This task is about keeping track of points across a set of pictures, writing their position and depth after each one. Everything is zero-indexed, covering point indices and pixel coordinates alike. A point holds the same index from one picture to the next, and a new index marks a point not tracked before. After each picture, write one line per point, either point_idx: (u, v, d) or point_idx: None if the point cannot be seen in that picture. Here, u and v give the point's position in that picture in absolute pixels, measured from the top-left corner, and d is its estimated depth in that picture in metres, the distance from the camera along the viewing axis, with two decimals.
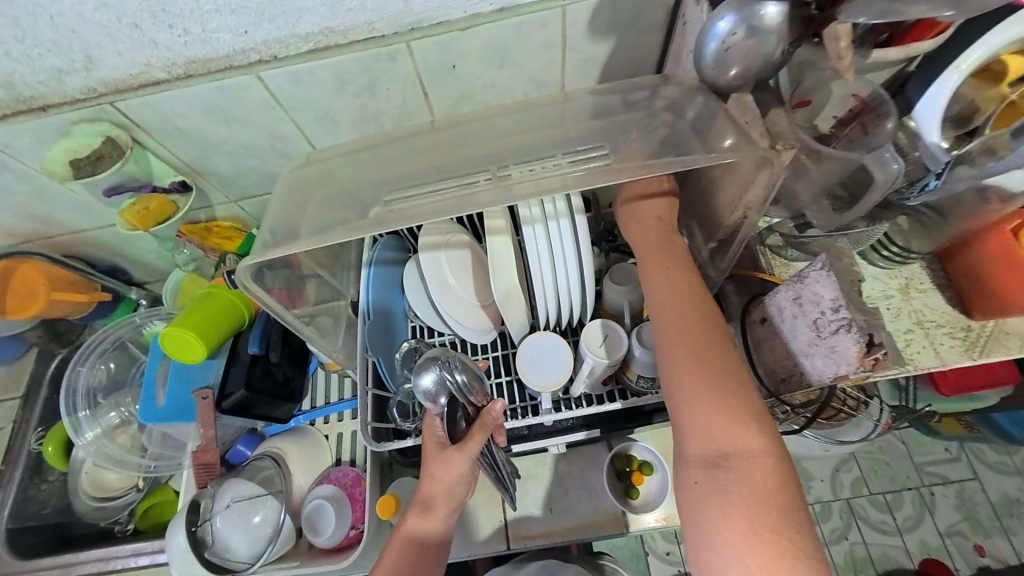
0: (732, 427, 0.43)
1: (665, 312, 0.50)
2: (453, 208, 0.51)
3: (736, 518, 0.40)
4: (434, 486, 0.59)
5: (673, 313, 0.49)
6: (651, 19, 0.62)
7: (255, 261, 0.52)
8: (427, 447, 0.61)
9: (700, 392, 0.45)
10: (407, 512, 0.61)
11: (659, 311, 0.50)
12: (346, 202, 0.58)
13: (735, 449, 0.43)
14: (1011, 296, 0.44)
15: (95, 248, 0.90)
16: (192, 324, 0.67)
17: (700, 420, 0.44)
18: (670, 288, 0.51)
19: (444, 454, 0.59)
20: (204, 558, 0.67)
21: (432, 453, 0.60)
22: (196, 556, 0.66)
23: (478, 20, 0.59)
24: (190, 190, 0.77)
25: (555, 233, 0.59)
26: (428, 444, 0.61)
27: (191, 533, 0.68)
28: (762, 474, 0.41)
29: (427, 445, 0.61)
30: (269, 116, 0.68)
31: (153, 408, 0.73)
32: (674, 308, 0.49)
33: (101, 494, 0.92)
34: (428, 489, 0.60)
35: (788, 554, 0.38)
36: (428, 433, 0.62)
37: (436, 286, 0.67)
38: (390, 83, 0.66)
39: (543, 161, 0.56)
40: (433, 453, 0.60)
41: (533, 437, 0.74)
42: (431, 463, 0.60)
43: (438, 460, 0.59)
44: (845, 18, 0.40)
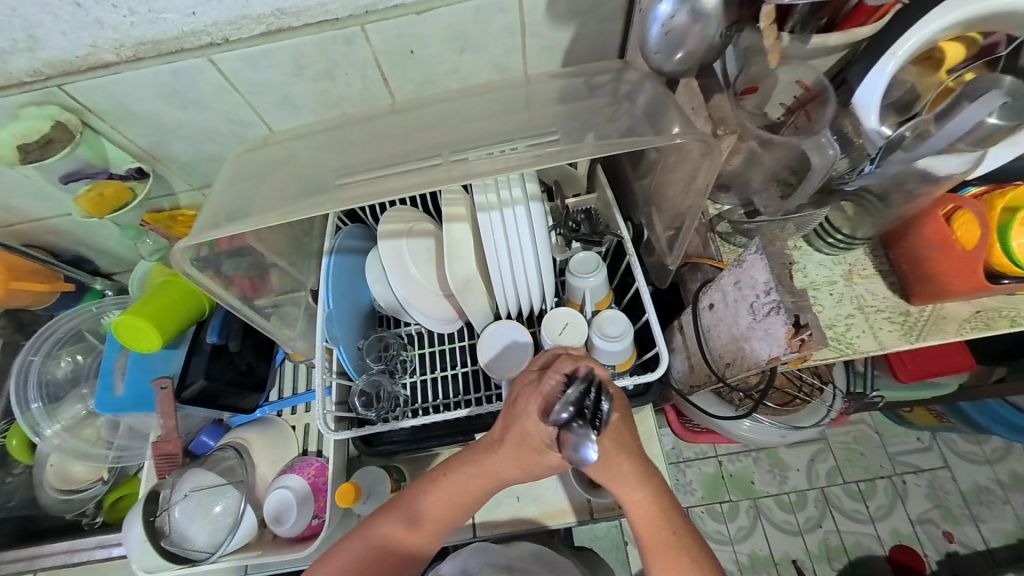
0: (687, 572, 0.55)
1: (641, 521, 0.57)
2: (400, 190, 0.50)
3: None
4: (443, 491, 0.59)
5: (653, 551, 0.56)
6: (611, 5, 0.62)
7: (192, 244, 0.50)
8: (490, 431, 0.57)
9: (661, 545, 0.56)
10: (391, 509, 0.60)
11: (620, 489, 0.57)
12: (299, 184, 0.57)
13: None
14: (946, 282, 0.45)
15: (57, 237, 0.88)
16: (147, 313, 0.66)
17: None
18: (620, 468, 0.56)
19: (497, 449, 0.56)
20: (162, 548, 0.67)
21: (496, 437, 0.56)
22: (154, 546, 0.66)
23: (434, 3, 0.58)
24: (147, 177, 0.76)
25: (510, 220, 0.59)
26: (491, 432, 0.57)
27: (149, 524, 0.68)
28: None
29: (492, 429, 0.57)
30: (226, 101, 0.67)
31: (111, 398, 0.72)
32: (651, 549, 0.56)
33: (67, 486, 0.92)
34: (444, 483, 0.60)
35: None
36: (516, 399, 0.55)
37: (397, 274, 0.66)
38: (349, 68, 0.65)
39: (499, 146, 0.56)
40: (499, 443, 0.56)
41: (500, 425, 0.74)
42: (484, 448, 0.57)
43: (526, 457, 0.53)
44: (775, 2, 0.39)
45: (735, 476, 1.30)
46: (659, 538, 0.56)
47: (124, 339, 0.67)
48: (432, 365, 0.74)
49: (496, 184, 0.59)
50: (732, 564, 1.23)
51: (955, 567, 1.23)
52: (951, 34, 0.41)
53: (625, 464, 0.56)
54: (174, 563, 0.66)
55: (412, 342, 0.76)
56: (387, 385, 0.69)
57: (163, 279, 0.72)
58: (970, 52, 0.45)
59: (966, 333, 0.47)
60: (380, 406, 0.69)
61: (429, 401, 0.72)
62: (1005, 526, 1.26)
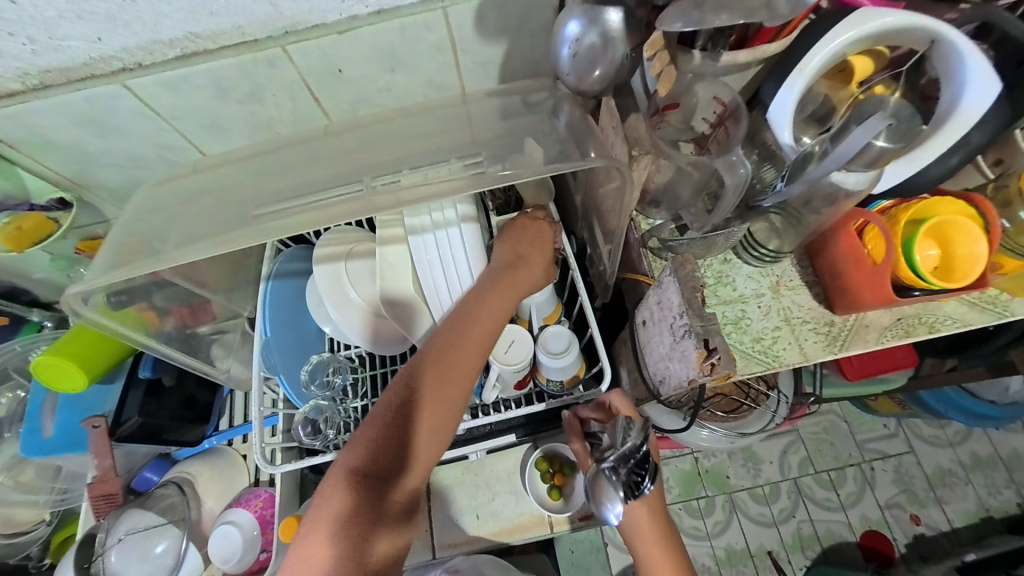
0: None
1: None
2: (313, 223, 0.48)
3: None
4: (438, 428, 0.56)
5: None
6: (540, 21, 0.61)
7: (87, 289, 0.47)
8: (478, 337, 0.56)
9: None
10: (395, 482, 0.54)
11: (638, 543, 0.60)
12: (222, 214, 0.55)
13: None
14: (859, 296, 0.45)
15: None
16: (68, 352, 0.63)
17: None
18: (646, 520, 0.60)
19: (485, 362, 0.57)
20: None
21: (487, 343, 0.57)
22: None
23: (357, 23, 0.56)
24: (71, 207, 0.73)
25: (444, 241, 0.58)
26: (479, 340, 0.56)
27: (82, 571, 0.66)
28: None
29: (487, 325, 0.57)
30: (149, 126, 0.64)
31: (39, 440, 0.68)
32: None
33: (5, 531, 0.84)
34: (432, 436, 0.56)
35: None
36: (505, 272, 0.58)
37: (333, 298, 0.64)
38: (276, 90, 0.63)
39: (433, 167, 0.55)
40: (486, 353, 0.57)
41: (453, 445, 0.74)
42: (469, 365, 0.56)
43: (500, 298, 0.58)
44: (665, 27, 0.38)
45: (710, 471, 1.32)
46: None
47: (48, 379, 0.64)
48: (381, 388, 0.72)
49: (425, 207, 0.58)
50: (710, 559, 1.25)
51: (922, 549, 1.27)
52: (859, 48, 0.41)
53: (646, 524, 0.60)
54: None
55: (362, 364, 0.73)
56: (333, 413, 0.67)
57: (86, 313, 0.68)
58: (880, 64, 0.45)
59: (885, 341, 0.48)
60: (327, 433, 0.67)
61: None
62: (968, 506, 1.30)
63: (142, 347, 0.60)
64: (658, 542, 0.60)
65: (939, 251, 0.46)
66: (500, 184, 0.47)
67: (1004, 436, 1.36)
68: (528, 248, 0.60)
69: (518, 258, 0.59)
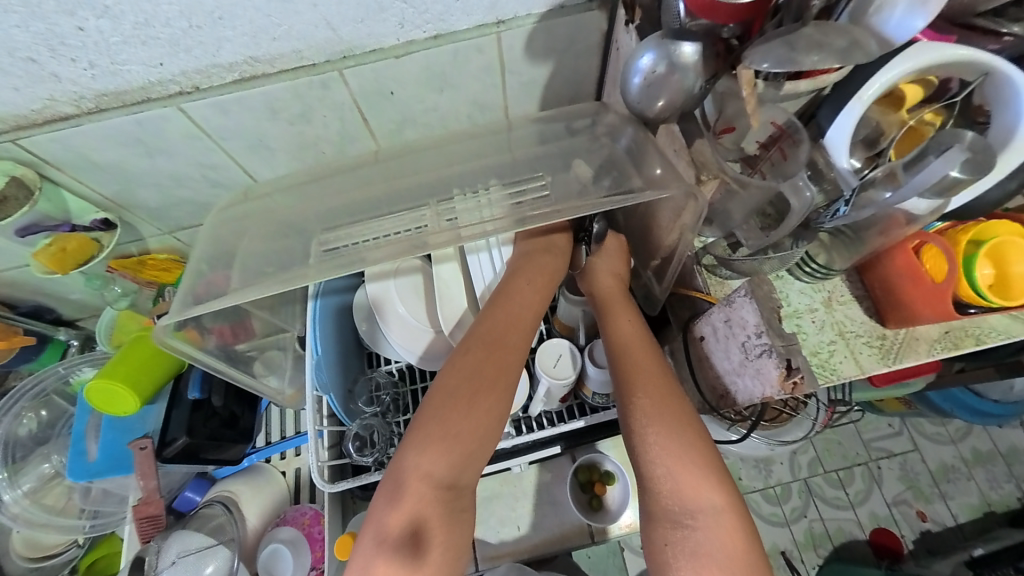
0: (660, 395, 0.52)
1: (628, 353, 0.55)
2: (374, 258, 0.50)
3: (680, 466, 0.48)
4: (444, 450, 0.52)
5: (640, 382, 0.53)
6: (587, 43, 0.63)
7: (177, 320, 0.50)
8: (489, 354, 0.55)
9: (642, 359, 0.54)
10: (393, 502, 0.51)
11: (605, 304, 0.60)
12: (285, 242, 0.56)
13: (699, 506, 0.47)
14: (917, 311, 0.48)
15: (13, 290, 0.82)
16: (119, 375, 0.63)
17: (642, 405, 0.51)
18: (608, 281, 0.61)
19: (501, 388, 0.54)
20: None
21: (506, 358, 0.55)
22: None
23: (412, 47, 0.57)
24: (113, 228, 0.73)
25: (497, 259, 0.65)
26: (491, 359, 0.55)
27: None
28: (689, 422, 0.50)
29: (498, 342, 0.56)
30: (197, 147, 0.64)
31: (84, 464, 0.68)
32: (639, 380, 0.53)
33: (36, 554, 0.83)
34: (442, 465, 0.51)
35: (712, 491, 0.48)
36: (515, 287, 0.59)
37: (385, 315, 0.65)
38: (326, 111, 0.64)
39: (480, 191, 0.56)
40: (501, 370, 0.55)
41: (496, 459, 0.70)
42: (483, 388, 0.54)
43: (511, 302, 0.58)
44: (750, 65, 0.41)
45: None
46: (640, 374, 0.53)
47: (96, 402, 0.64)
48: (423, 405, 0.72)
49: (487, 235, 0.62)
50: None
51: (929, 544, 1.30)
52: (911, 76, 0.44)
53: (607, 284, 0.61)
54: None
55: (403, 379, 0.74)
56: (380, 427, 0.67)
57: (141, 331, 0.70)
58: (928, 92, 0.47)
59: (936, 353, 0.50)
60: (376, 448, 0.66)
61: None
62: (971, 500, 1.34)
63: (189, 360, 0.57)
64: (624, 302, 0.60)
65: (994, 269, 0.48)
66: (561, 217, 0.49)
67: (1003, 432, 1.41)
68: (555, 244, 0.63)
69: (529, 271, 0.60)
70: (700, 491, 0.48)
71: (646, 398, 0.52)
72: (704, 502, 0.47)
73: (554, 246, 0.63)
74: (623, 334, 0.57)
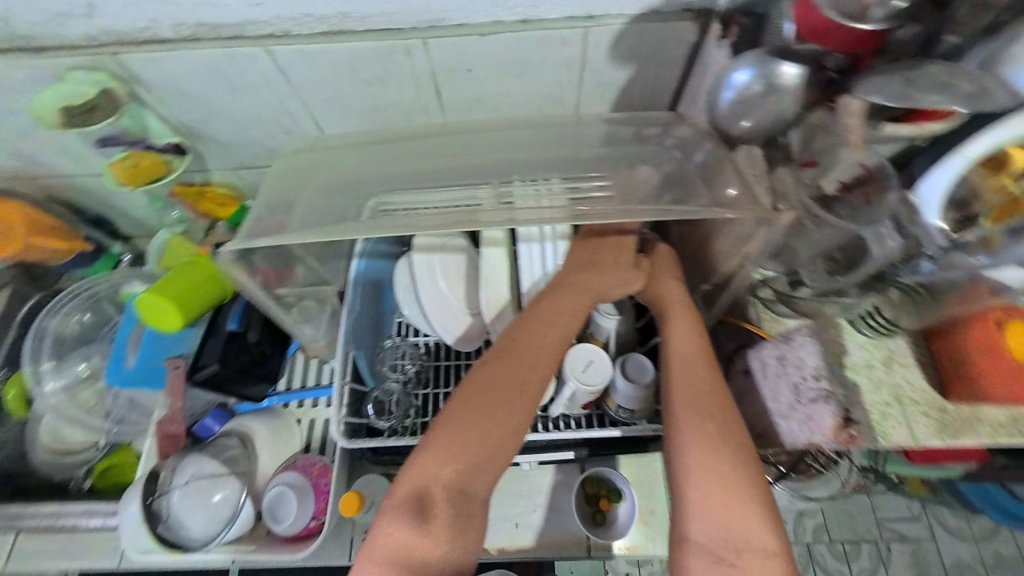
0: (719, 418, 0.50)
1: (686, 371, 0.53)
2: (424, 225, 0.50)
3: (733, 494, 0.46)
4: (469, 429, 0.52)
5: (699, 406, 0.50)
6: (672, 54, 0.62)
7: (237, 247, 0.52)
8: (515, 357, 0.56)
9: (700, 375, 0.52)
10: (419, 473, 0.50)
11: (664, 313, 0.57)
12: (343, 198, 0.58)
13: (749, 544, 0.45)
14: (992, 386, 0.45)
15: (84, 196, 0.87)
16: (172, 295, 0.65)
17: (701, 427, 0.49)
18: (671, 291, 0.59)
19: (527, 387, 0.55)
20: (157, 533, 0.63)
21: (541, 361, 0.56)
22: (149, 531, 0.63)
23: (498, 28, 0.58)
24: (184, 153, 0.74)
25: (546, 252, 0.63)
26: (517, 362, 0.56)
27: (146, 506, 0.64)
28: (745, 451, 0.48)
29: (528, 346, 0.56)
30: (277, 92, 0.66)
31: (121, 369, 0.71)
32: (694, 399, 0.51)
33: (59, 448, 0.87)
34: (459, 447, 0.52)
35: (763, 528, 0.45)
36: (546, 295, 0.59)
37: (424, 289, 0.65)
38: (402, 79, 0.64)
39: (541, 183, 0.56)
40: (528, 379, 0.55)
41: None
42: (514, 384, 0.55)
43: (552, 304, 0.58)
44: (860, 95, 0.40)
45: None
46: (701, 405, 0.50)
47: (145, 313, 0.67)
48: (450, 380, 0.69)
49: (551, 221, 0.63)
50: None
51: None
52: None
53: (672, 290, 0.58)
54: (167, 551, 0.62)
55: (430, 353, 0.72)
56: (404, 401, 0.66)
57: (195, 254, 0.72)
58: None
59: (1001, 439, 0.47)
60: (393, 415, 0.65)
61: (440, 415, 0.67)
62: None
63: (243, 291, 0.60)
64: (687, 313, 0.57)
65: None
66: (612, 221, 0.48)
67: None
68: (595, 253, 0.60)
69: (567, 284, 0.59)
70: (748, 527, 0.46)
71: (698, 421, 0.50)
72: (756, 540, 0.45)
73: (607, 251, 0.61)
74: (681, 346, 0.54)
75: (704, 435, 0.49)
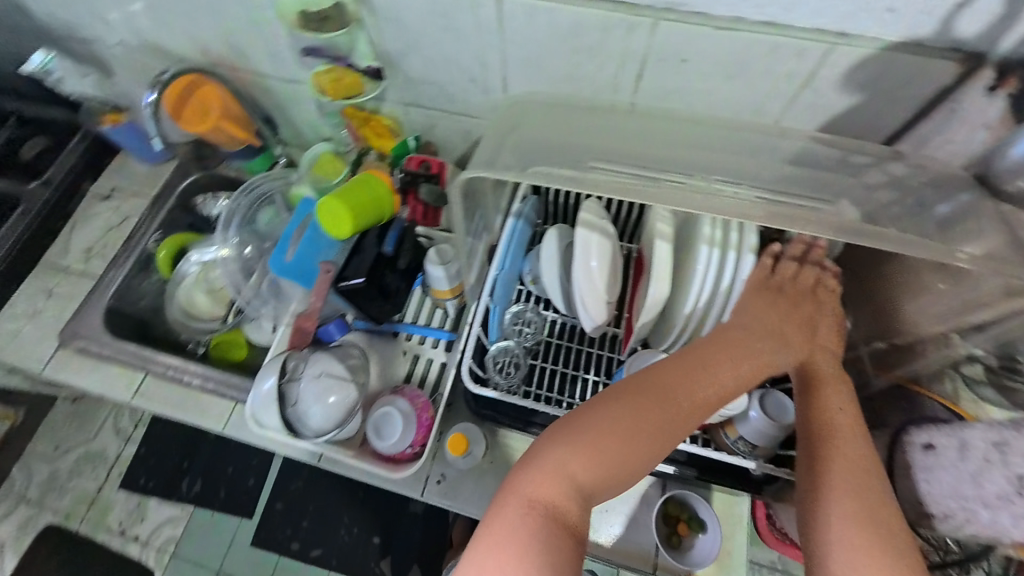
0: (869, 492, 0.49)
1: (837, 438, 0.52)
2: (632, 191, 0.50)
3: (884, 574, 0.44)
4: (598, 445, 0.50)
5: (848, 474, 0.50)
6: (918, 92, 0.55)
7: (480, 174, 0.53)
8: (663, 390, 0.54)
9: (854, 445, 0.52)
10: (536, 468, 0.49)
11: (815, 373, 0.58)
12: (552, 153, 0.59)
13: None
14: None
15: (265, 96, 0.93)
16: (351, 203, 0.67)
17: (850, 495, 0.49)
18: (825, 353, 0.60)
19: (664, 429, 0.52)
20: (283, 413, 0.68)
21: (684, 408, 0.54)
22: (278, 410, 0.68)
23: (737, 25, 0.55)
24: (381, 80, 0.79)
25: (725, 263, 0.61)
26: (665, 397, 0.53)
27: (279, 385, 0.69)
28: (899, 536, 0.46)
29: (678, 385, 0.54)
30: (485, 39, 0.66)
31: (281, 261, 0.71)
32: (844, 465, 0.50)
33: (190, 313, 0.98)
34: (587, 458, 0.49)
35: None
36: (704, 342, 0.58)
37: (579, 264, 0.61)
38: (612, 56, 0.62)
39: (748, 187, 0.54)
40: (673, 425, 0.53)
41: None
42: (654, 418, 0.52)
43: (711, 350, 0.57)
44: None
45: None
46: (851, 471, 0.50)
47: (321, 213, 0.68)
48: (567, 360, 0.68)
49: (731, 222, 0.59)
50: None
51: None
52: None
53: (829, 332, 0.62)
54: (287, 431, 0.67)
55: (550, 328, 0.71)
56: (521, 365, 0.66)
57: (368, 172, 0.72)
58: None
59: None
60: (508, 376, 0.66)
61: (551, 391, 0.67)
62: None
63: (454, 219, 0.60)
64: (836, 376, 0.58)
65: None
66: (816, 233, 0.47)
67: None
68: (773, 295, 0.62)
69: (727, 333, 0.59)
70: None
71: (846, 491, 0.49)
72: None
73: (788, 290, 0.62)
74: (833, 410, 0.54)
75: (851, 505, 0.48)
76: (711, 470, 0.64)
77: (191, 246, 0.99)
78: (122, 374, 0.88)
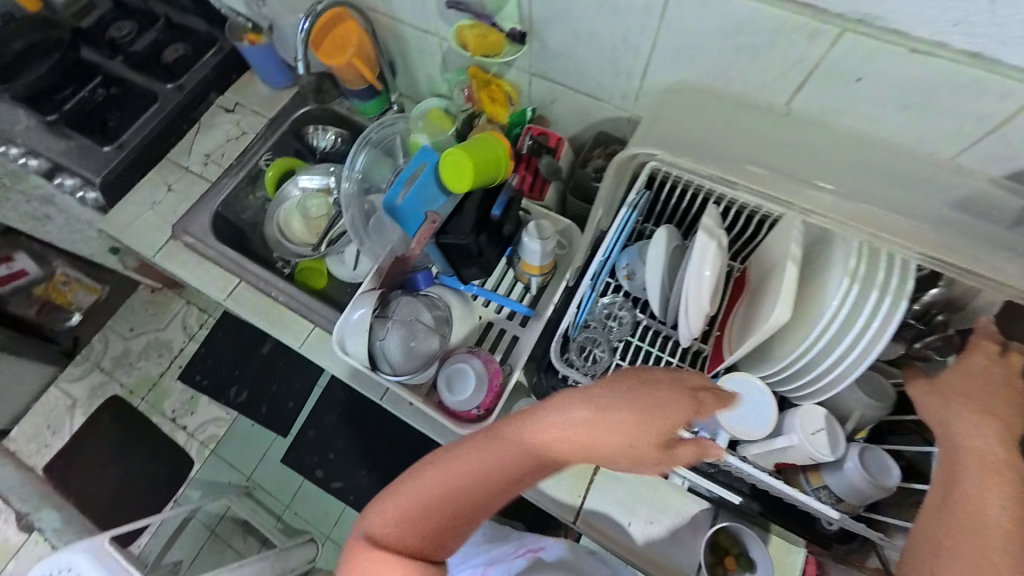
0: None
1: (971, 546, 0.41)
2: (790, 198, 0.54)
3: None
4: (489, 467, 0.48)
5: None
6: None
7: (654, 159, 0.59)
8: (570, 449, 0.47)
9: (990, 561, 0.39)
10: (428, 475, 0.50)
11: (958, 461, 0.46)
12: (721, 147, 0.60)
13: None
14: None
15: (393, 41, 0.94)
16: (472, 155, 0.67)
17: None
18: (981, 438, 0.46)
19: (554, 463, 0.48)
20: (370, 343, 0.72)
21: (593, 451, 0.47)
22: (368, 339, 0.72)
23: (939, 51, 0.48)
24: (522, 44, 0.76)
25: (871, 308, 0.51)
26: (577, 441, 0.47)
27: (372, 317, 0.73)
28: None
29: (590, 423, 0.47)
30: (640, 20, 0.63)
31: (393, 201, 0.73)
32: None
33: (285, 233, 1.02)
34: (469, 473, 0.48)
35: None
36: (625, 380, 0.50)
37: (693, 269, 0.58)
38: (777, 59, 0.57)
39: (932, 221, 0.52)
40: (571, 462, 0.48)
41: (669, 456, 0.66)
42: (557, 452, 0.47)
43: (651, 393, 0.49)
44: None
45: None
46: None
47: (444, 163, 0.68)
48: (644, 364, 0.68)
49: (883, 261, 0.52)
50: None
51: None
52: None
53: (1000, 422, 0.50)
54: (370, 360, 0.72)
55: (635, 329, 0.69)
56: (604, 361, 0.66)
57: (488, 132, 0.72)
58: None
59: None
60: (589, 364, 0.65)
61: None
62: None
63: (600, 192, 0.63)
64: (997, 466, 0.44)
65: None
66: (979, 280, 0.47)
67: None
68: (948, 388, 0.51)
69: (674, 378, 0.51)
70: None
71: None
72: None
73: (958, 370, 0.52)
74: (976, 510, 0.42)
75: None
76: (772, 507, 0.63)
77: (298, 171, 1.04)
78: (221, 275, 0.97)
